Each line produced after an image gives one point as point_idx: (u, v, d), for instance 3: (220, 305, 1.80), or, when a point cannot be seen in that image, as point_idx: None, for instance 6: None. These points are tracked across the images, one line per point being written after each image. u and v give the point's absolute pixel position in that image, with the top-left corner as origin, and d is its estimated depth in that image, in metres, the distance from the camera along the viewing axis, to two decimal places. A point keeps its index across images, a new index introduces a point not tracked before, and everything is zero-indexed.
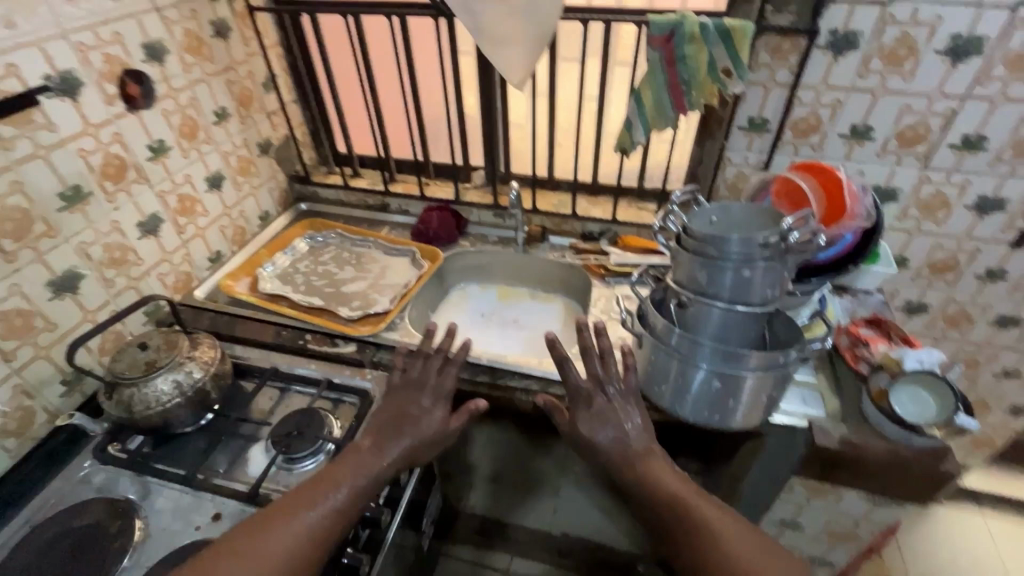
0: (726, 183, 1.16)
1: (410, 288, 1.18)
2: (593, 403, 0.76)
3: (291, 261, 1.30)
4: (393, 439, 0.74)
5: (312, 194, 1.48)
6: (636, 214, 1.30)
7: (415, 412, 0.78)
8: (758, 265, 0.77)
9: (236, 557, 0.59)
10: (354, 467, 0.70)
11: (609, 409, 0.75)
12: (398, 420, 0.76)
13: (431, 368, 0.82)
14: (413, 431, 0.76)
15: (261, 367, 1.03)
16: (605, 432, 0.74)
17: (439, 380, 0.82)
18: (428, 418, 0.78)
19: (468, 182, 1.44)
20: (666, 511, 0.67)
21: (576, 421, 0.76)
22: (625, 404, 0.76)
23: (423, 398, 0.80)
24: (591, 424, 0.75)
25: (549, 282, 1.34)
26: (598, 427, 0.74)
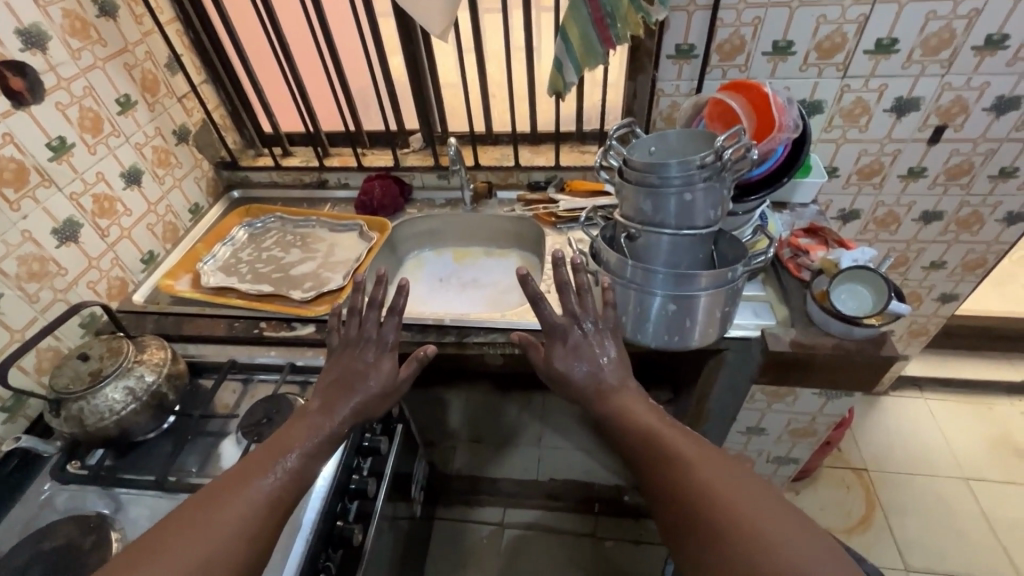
0: (662, 116, 1.18)
1: (362, 262, 1.15)
2: (569, 336, 0.75)
3: (233, 252, 1.24)
4: (342, 399, 0.73)
5: (243, 179, 1.40)
6: (579, 157, 1.30)
7: (362, 369, 0.76)
8: (699, 187, 0.78)
9: (183, 531, 0.53)
10: (305, 430, 0.68)
11: (585, 343, 0.75)
12: (346, 381, 0.75)
13: (369, 324, 0.79)
14: (363, 388, 0.75)
15: (219, 362, 1.00)
16: (579, 365, 0.74)
17: (382, 334, 0.79)
18: (376, 372, 0.76)
19: (406, 148, 1.39)
20: (634, 439, 0.64)
21: (552, 356, 0.76)
22: (600, 337, 0.76)
23: (368, 355, 0.78)
24: (565, 358, 0.75)
25: (502, 238, 1.33)
26: (574, 362, 0.74)
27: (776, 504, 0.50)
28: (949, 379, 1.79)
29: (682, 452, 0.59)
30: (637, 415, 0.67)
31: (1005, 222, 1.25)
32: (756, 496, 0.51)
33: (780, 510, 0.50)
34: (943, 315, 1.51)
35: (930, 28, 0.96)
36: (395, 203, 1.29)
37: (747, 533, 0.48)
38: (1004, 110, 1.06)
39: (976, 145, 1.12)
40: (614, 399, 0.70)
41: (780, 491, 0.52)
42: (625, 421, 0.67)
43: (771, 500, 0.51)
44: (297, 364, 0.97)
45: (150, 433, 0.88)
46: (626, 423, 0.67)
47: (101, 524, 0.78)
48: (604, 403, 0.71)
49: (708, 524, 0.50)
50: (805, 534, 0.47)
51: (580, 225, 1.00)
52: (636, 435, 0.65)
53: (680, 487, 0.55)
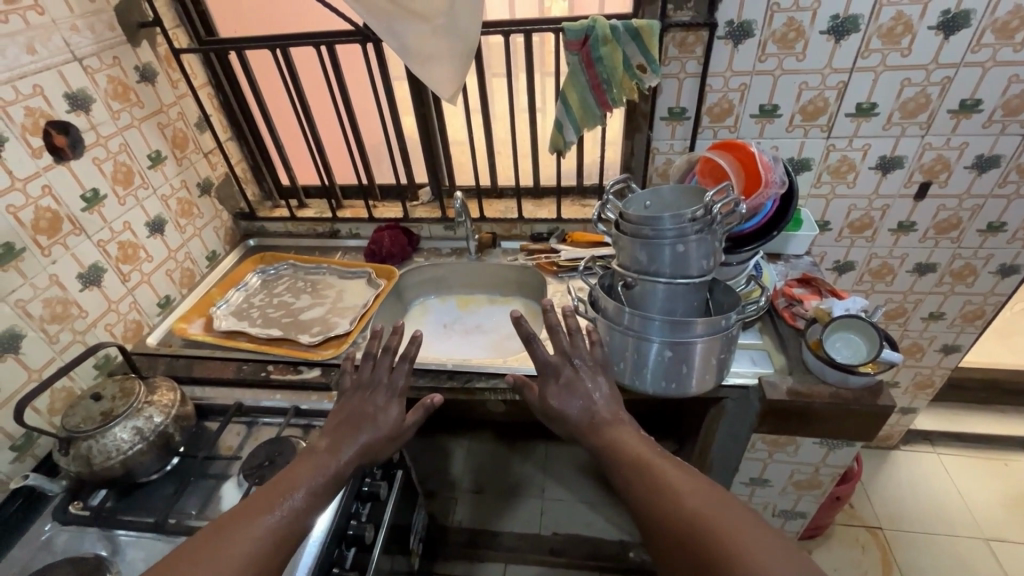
0: (658, 171, 1.24)
1: (368, 308, 1.19)
2: (561, 374, 0.77)
3: (245, 297, 1.29)
4: (350, 438, 0.74)
5: (259, 229, 1.48)
6: (580, 210, 1.36)
7: (375, 409, 0.79)
8: (691, 239, 0.82)
9: (193, 561, 0.54)
10: (314, 466, 0.69)
11: (576, 379, 0.77)
12: (355, 421, 0.76)
13: (382, 367, 0.81)
14: (372, 428, 0.76)
15: (226, 404, 1.02)
16: (575, 402, 0.75)
17: (392, 378, 0.81)
18: (386, 415, 0.78)
19: (415, 200, 1.46)
20: (624, 470, 0.66)
21: (545, 396, 0.77)
22: (592, 373, 0.78)
23: (381, 397, 0.80)
24: (562, 394, 0.76)
25: (505, 286, 1.38)
26: (567, 398, 0.76)
27: (759, 527, 0.52)
28: (961, 433, 1.75)
29: (669, 482, 0.60)
30: (626, 446, 0.68)
31: (998, 274, 1.28)
32: (739, 520, 0.52)
33: (764, 532, 0.51)
34: (947, 367, 1.50)
35: (905, 94, 1.03)
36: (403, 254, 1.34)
37: (731, 556, 0.49)
38: (985, 168, 1.11)
39: (962, 201, 1.17)
40: (604, 432, 0.71)
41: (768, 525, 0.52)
42: (615, 454, 0.68)
43: (754, 523, 0.52)
44: (302, 407, 1.00)
45: (153, 475, 0.89)
46: (616, 456, 0.68)
47: (98, 566, 0.78)
48: (596, 436, 0.72)
49: (696, 550, 0.52)
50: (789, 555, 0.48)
51: (579, 274, 1.04)
52: (624, 467, 0.66)
53: (667, 516, 0.56)
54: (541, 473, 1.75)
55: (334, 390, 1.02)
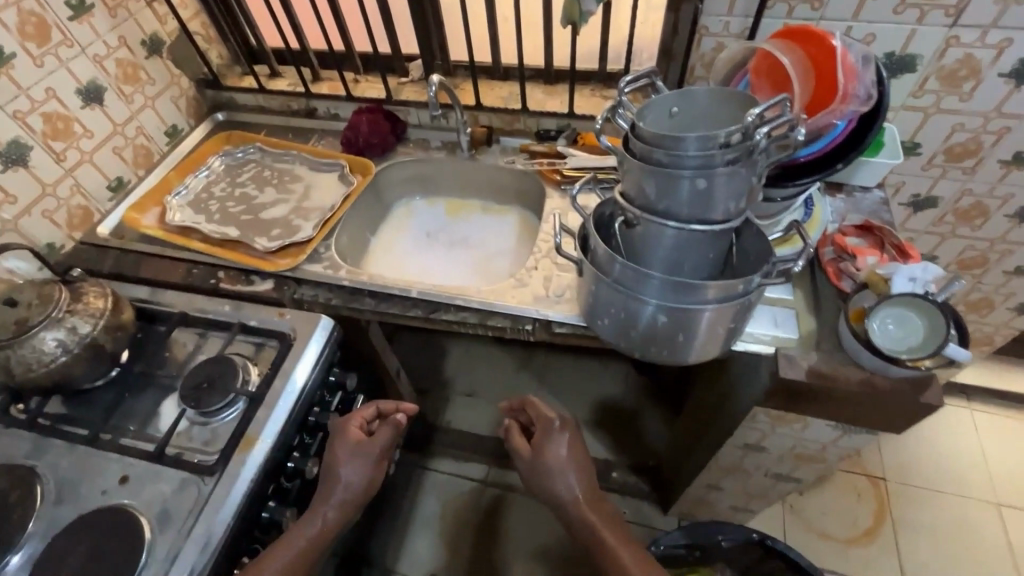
0: (703, 60, 0.93)
1: (335, 213, 1.03)
2: (550, 464, 1.06)
3: (206, 185, 1.14)
4: (330, 489, 0.77)
5: (229, 101, 1.28)
6: (598, 104, 1.10)
7: (350, 449, 0.80)
8: (719, 173, 0.61)
9: None
10: (310, 522, 0.75)
11: (566, 448, 1.07)
12: (328, 473, 0.79)
13: (349, 417, 0.84)
14: (343, 468, 0.78)
15: (172, 310, 0.92)
16: (567, 482, 1.04)
17: (359, 420, 0.84)
18: (359, 448, 0.80)
19: (404, 77, 1.21)
20: (584, 526, 1.02)
21: (537, 468, 1.07)
22: (568, 445, 1.07)
23: (346, 436, 0.81)
24: (545, 461, 1.06)
25: (503, 193, 1.16)
26: (558, 481, 1.05)
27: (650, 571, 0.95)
28: (1006, 391, 1.57)
29: (604, 537, 0.99)
30: (604, 537, 0.99)
31: None
32: (635, 562, 0.95)
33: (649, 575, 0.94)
34: (1015, 328, 1.27)
35: None
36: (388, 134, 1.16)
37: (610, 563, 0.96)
38: None
39: None
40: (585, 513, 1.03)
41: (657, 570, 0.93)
42: (577, 511, 1.03)
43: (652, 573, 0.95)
44: (250, 324, 0.90)
45: (95, 382, 0.84)
46: (581, 522, 1.03)
47: (31, 475, 0.76)
48: (583, 507, 1.03)
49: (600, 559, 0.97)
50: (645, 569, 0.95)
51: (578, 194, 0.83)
52: (586, 511, 1.03)
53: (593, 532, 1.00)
54: (536, 382, 1.69)
55: (287, 308, 0.91)
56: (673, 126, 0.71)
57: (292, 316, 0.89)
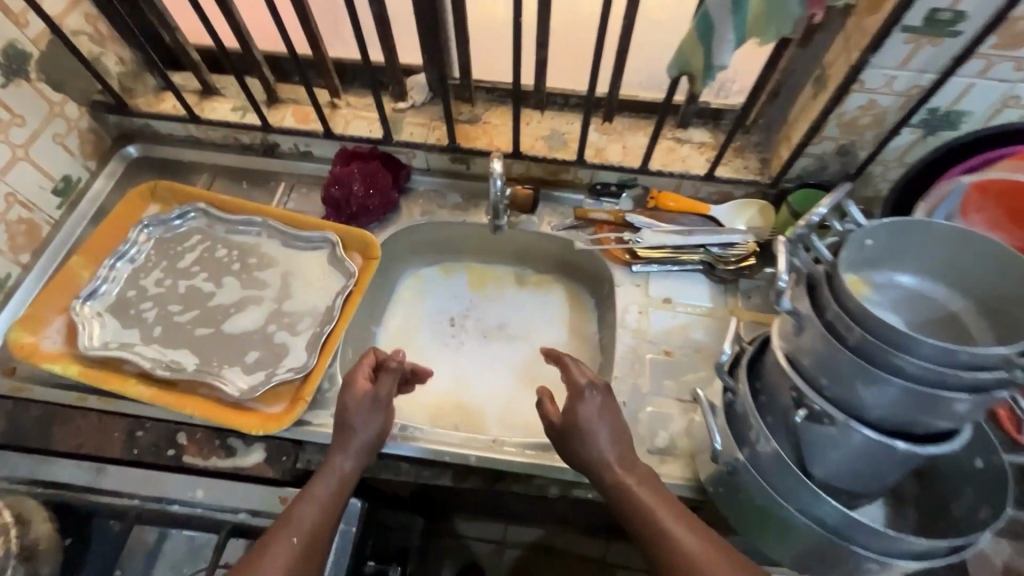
0: (840, 119, 0.70)
1: (336, 326, 0.74)
2: (580, 419, 0.58)
3: (131, 271, 0.79)
4: (339, 449, 0.60)
5: (144, 127, 0.91)
6: (673, 151, 0.84)
7: (363, 408, 0.62)
8: (979, 398, 0.43)
9: None
10: (306, 504, 0.56)
11: (602, 420, 0.59)
12: (337, 425, 0.62)
13: (348, 372, 0.64)
14: (352, 422, 0.61)
15: (114, 503, 0.63)
16: (609, 448, 0.58)
17: (354, 373, 0.64)
18: (372, 418, 0.62)
19: (404, 102, 0.88)
20: (646, 524, 0.53)
21: (570, 427, 0.59)
22: (612, 437, 0.59)
23: (351, 389, 0.62)
24: (587, 450, 0.58)
25: (543, 261, 0.90)
26: (595, 445, 0.58)
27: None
28: None
29: (664, 529, 0.52)
30: (683, 538, 0.51)
31: None
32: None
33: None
34: None
35: None
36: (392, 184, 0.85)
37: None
38: None
39: None
40: (638, 487, 0.55)
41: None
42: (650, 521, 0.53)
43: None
44: (241, 520, 0.63)
45: None
46: (638, 505, 0.54)
47: None
48: (633, 490, 0.55)
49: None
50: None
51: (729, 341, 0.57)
52: (652, 527, 0.53)
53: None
54: None
55: (290, 487, 0.65)
56: (862, 262, 0.52)
57: None
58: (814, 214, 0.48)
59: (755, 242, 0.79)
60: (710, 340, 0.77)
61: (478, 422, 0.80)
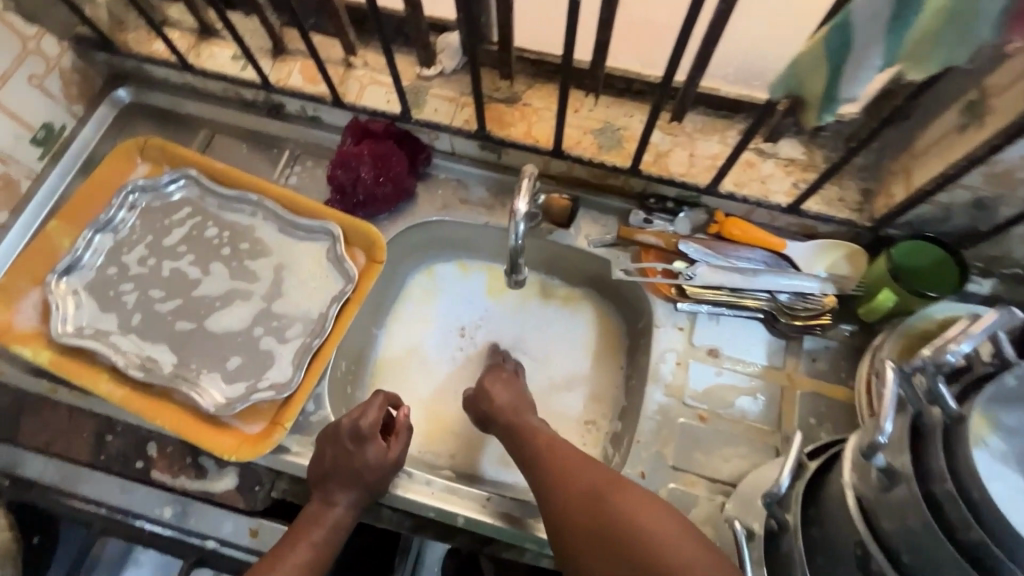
0: (988, 168, 0.53)
1: (327, 340, 0.65)
2: (491, 376, 0.67)
3: (115, 240, 0.71)
4: (337, 496, 0.55)
5: (137, 69, 0.79)
6: (751, 167, 0.68)
7: (345, 448, 0.56)
8: None
9: None
10: (302, 544, 0.53)
11: (507, 385, 0.67)
12: (336, 469, 0.55)
13: (352, 414, 0.57)
14: (354, 474, 0.55)
15: (80, 511, 0.59)
16: (505, 396, 0.65)
17: (362, 417, 0.57)
18: (361, 463, 0.55)
19: (430, 69, 0.73)
20: (541, 464, 0.57)
21: (484, 393, 0.66)
22: (510, 390, 0.67)
23: (362, 439, 0.56)
24: (485, 403, 0.65)
25: (574, 275, 0.78)
26: (502, 391, 0.66)
27: (687, 537, 0.46)
28: None
29: (574, 475, 0.54)
30: (575, 465, 0.55)
31: None
32: (654, 514, 0.48)
33: (708, 556, 0.44)
34: None
35: None
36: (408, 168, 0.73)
37: (641, 533, 0.46)
38: None
39: None
40: (532, 435, 0.61)
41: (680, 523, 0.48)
42: (545, 458, 0.57)
43: (686, 531, 0.47)
44: (208, 547, 0.59)
45: None
46: (535, 449, 0.59)
47: None
48: (527, 436, 0.61)
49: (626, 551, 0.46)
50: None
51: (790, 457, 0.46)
52: (544, 466, 0.56)
53: (592, 509, 0.50)
54: None
55: (263, 517, 0.60)
56: None
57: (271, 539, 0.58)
58: (955, 344, 0.37)
59: (834, 296, 0.65)
60: (756, 409, 0.65)
61: (477, 456, 0.71)
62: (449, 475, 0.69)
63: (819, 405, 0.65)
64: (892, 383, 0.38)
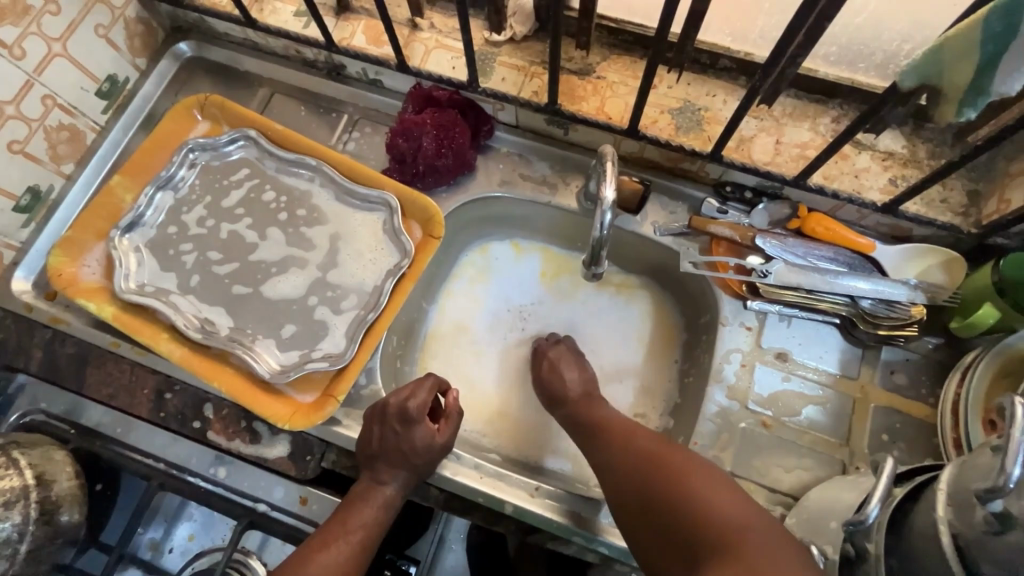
0: None
1: (381, 314, 0.64)
2: (552, 355, 0.67)
3: (173, 199, 0.71)
4: (389, 472, 0.55)
5: (199, 21, 0.77)
6: (844, 159, 0.62)
7: (393, 428, 0.56)
8: None
9: None
10: (357, 517, 0.53)
11: (567, 358, 0.66)
12: (388, 449, 0.55)
13: (405, 391, 0.58)
14: (405, 454, 0.55)
15: (142, 464, 0.62)
16: (570, 372, 0.64)
17: (410, 401, 0.57)
18: (411, 445, 0.55)
19: (500, 34, 0.69)
20: (601, 436, 0.57)
21: (557, 367, 0.65)
22: (573, 365, 0.65)
23: (412, 421, 0.56)
24: (551, 381, 0.65)
25: (635, 263, 0.74)
26: (567, 368, 0.65)
27: (732, 497, 0.46)
28: None
29: (646, 453, 0.52)
30: (635, 441, 0.54)
31: None
32: (707, 482, 0.47)
33: (747, 512, 0.45)
34: None
35: None
36: (470, 140, 0.69)
37: (692, 503, 0.46)
38: None
39: None
40: (596, 410, 0.60)
41: (734, 493, 0.46)
42: (604, 435, 0.57)
43: (728, 488, 0.47)
44: (259, 510, 0.60)
45: None
46: (606, 434, 0.57)
47: None
48: (590, 413, 0.60)
49: (677, 527, 0.46)
50: (787, 555, 0.41)
51: (881, 481, 0.41)
52: (603, 442, 0.56)
53: (644, 492, 0.49)
54: None
55: (312, 486, 0.61)
56: None
57: (321, 508, 0.59)
58: None
59: (924, 306, 0.60)
60: (823, 419, 0.61)
61: (523, 441, 0.70)
62: (495, 458, 0.69)
63: (893, 421, 0.61)
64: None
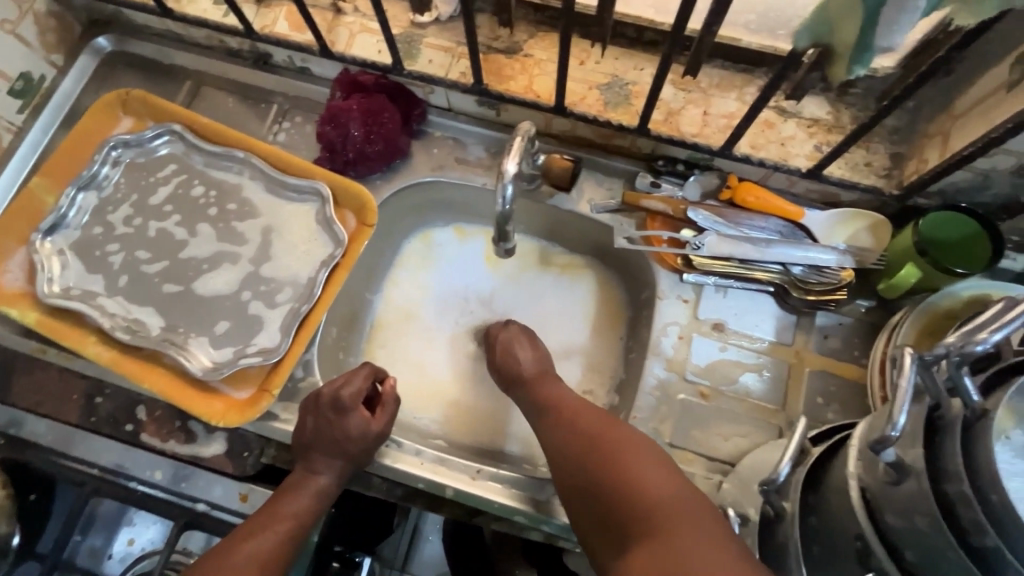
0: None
1: (316, 305, 0.63)
2: (510, 334, 0.65)
3: (98, 199, 0.68)
4: (323, 461, 0.55)
5: (117, 14, 0.75)
6: (770, 128, 0.62)
7: (326, 417, 0.56)
8: None
9: None
10: (286, 506, 0.52)
11: (520, 338, 0.64)
12: (322, 438, 0.55)
13: (340, 382, 0.57)
14: (339, 443, 0.55)
15: (76, 471, 0.60)
16: (524, 353, 0.63)
17: (344, 392, 0.56)
18: (344, 432, 0.55)
19: (425, 15, 0.68)
20: (551, 413, 0.56)
21: (510, 347, 0.64)
22: (527, 344, 0.64)
23: (347, 411, 0.55)
24: (505, 364, 0.63)
25: (576, 243, 0.74)
26: (521, 349, 0.63)
27: (666, 474, 0.46)
28: None
29: (592, 431, 0.52)
30: (580, 419, 0.54)
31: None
32: (643, 459, 0.47)
33: (678, 489, 0.45)
34: None
35: None
36: (401, 125, 0.68)
37: (625, 480, 0.46)
38: None
39: None
40: (547, 388, 0.60)
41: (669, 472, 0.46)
42: (555, 412, 0.56)
43: (663, 464, 0.47)
44: (199, 510, 0.58)
45: None
46: (556, 410, 0.56)
47: None
48: (542, 392, 0.59)
49: (609, 505, 0.46)
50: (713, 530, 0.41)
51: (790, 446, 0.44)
52: (554, 418, 0.56)
53: (586, 468, 0.49)
54: None
55: (252, 483, 0.60)
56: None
57: (261, 503, 0.58)
58: (986, 333, 0.33)
59: (852, 269, 0.61)
60: (761, 386, 0.62)
61: (471, 427, 0.70)
62: (443, 444, 0.68)
63: (828, 384, 0.62)
64: (913, 378, 0.34)
